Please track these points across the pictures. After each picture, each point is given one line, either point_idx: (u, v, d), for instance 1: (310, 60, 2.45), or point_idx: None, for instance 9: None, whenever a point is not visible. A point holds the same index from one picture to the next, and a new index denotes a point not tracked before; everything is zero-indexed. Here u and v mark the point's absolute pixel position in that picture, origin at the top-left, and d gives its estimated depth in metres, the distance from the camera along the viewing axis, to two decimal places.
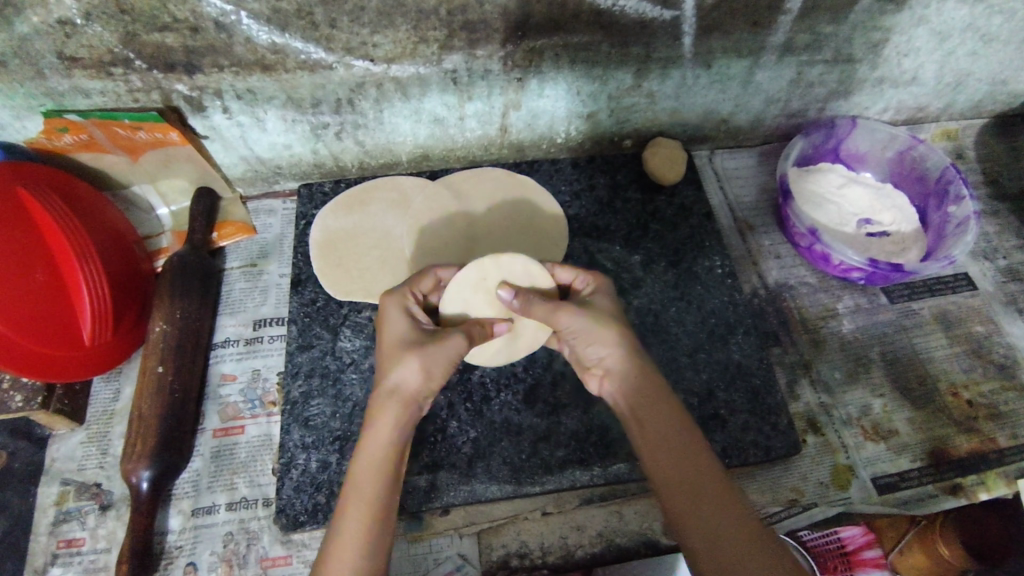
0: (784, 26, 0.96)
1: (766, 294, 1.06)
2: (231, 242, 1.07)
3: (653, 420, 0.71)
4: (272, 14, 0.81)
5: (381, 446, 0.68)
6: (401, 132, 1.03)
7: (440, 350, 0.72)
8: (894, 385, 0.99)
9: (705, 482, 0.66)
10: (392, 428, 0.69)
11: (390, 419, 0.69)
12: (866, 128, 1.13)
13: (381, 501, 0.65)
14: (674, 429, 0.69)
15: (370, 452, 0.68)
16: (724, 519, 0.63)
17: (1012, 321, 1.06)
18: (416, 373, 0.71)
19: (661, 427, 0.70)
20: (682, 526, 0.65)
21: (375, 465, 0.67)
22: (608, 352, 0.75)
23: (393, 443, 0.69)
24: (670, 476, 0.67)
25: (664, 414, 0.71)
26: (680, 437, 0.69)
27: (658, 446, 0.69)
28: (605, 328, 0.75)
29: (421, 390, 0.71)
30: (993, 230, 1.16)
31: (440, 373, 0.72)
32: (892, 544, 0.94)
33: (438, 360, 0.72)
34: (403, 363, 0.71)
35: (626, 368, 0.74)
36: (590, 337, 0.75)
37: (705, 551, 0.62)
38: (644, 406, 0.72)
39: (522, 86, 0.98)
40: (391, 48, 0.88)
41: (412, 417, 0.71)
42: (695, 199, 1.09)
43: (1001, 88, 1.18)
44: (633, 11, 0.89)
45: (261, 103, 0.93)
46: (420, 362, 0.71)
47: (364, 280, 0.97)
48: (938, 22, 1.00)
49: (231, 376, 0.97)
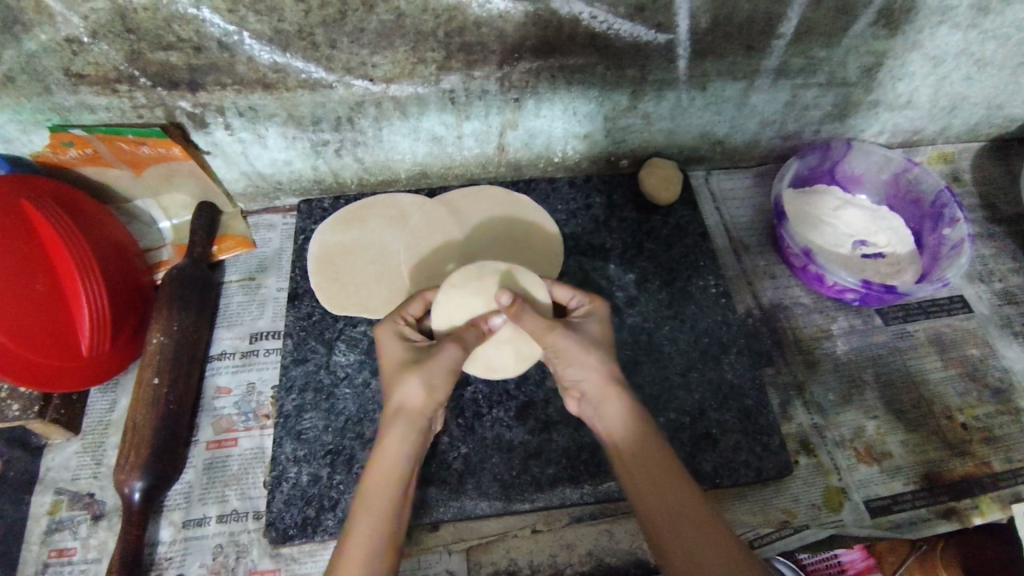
0: (778, 49, 0.98)
1: (760, 314, 1.06)
2: (231, 256, 1.07)
3: (636, 445, 0.73)
4: (274, 35, 0.84)
5: (386, 463, 0.72)
6: (400, 150, 1.05)
7: (437, 362, 0.76)
8: (888, 408, 0.98)
9: (685, 500, 0.68)
10: (397, 448, 0.72)
11: (395, 437, 0.73)
12: (862, 150, 1.14)
13: (384, 510, 0.68)
14: (655, 452, 0.72)
15: (380, 469, 0.71)
16: (706, 532, 0.65)
17: (1007, 344, 1.06)
18: (419, 390, 0.74)
19: (647, 455, 0.72)
20: (671, 554, 0.65)
21: (381, 478, 0.71)
22: (585, 372, 0.77)
23: (401, 460, 0.72)
24: (651, 499, 0.69)
25: (646, 436, 0.73)
26: (660, 456, 0.71)
27: (640, 466, 0.71)
28: (586, 351, 0.78)
29: (424, 408, 0.75)
30: (989, 252, 1.16)
31: (441, 389, 0.76)
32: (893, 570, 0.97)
33: (436, 374, 0.75)
34: (405, 381, 0.75)
35: (605, 393, 0.77)
36: (572, 357, 0.78)
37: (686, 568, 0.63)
38: (626, 427, 0.74)
39: (519, 106, 1.01)
40: (390, 68, 0.91)
41: (418, 435, 0.75)
42: (691, 219, 1.10)
43: (997, 112, 1.19)
44: (629, 35, 0.92)
45: (263, 120, 0.96)
46: (419, 377, 0.74)
47: (359, 295, 0.99)
48: (932, 47, 1.02)
49: (226, 389, 0.96)
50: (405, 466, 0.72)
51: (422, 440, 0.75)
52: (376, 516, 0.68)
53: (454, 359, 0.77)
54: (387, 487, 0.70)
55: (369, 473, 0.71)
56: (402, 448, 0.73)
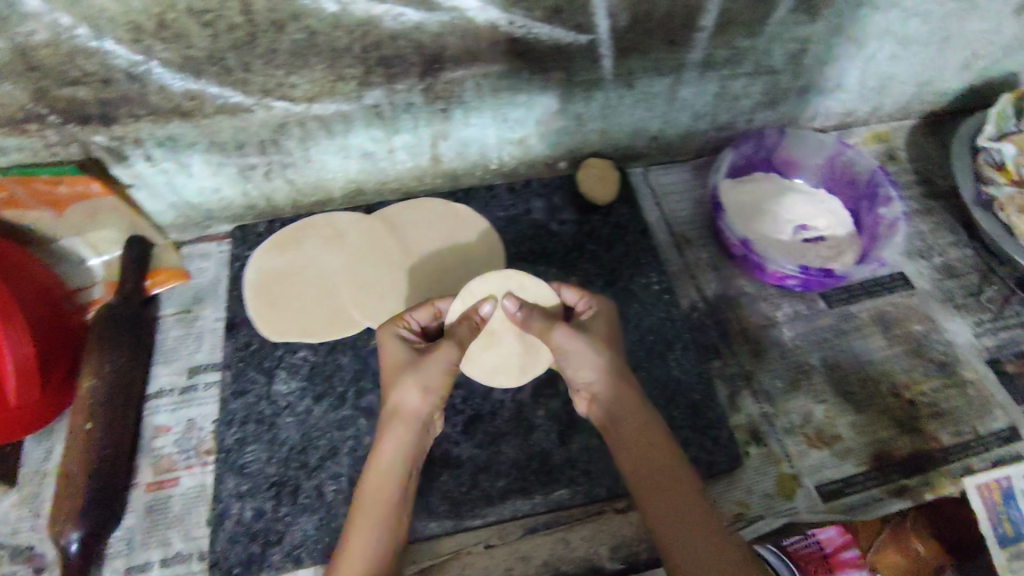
0: (701, 43, 0.98)
1: (706, 307, 1.06)
2: (165, 288, 1.04)
3: (637, 434, 0.77)
4: (184, 62, 0.82)
5: (383, 463, 0.76)
6: (331, 169, 1.03)
7: (430, 365, 0.78)
8: (836, 391, 0.99)
9: (680, 485, 0.73)
10: (393, 449, 0.77)
11: (392, 439, 0.77)
12: (796, 136, 1.15)
13: (383, 508, 0.73)
14: (654, 440, 0.77)
15: (379, 469, 0.76)
16: (697, 517, 0.70)
17: (949, 318, 1.07)
18: (414, 394, 0.78)
19: (648, 444, 0.76)
20: (661, 528, 0.71)
21: (379, 478, 0.75)
22: (596, 375, 0.80)
23: (396, 460, 0.77)
24: (649, 484, 0.74)
25: (646, 427, 0.78)
26: (659, 445, 0.76)
27: (640, 453, 0.76)
28: (596, 352, 0.79)
29: (419, 410, 0.79)
30: (927, 228, 1.17)
31: (435, 391, 0.79)
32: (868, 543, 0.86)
33: (431, 378, 0.78)
34: (401, 385, 0.78)
35: (616, 389, 0.80)
36: (581, 359, 0.79)
37: (678, 549, 0.68)
38: (629, 418, 0.79)
39: (447, 116, 1.00)
40: (309, 87, 0.89)
41: (414, 436, 0.79)
42: (630, 217, 1.11)
43: (926, 89, 1.21)
44: (550, 37, 0.91)
45: (185, 149, 0.93)
46: (415, 381, 0.77)
47: (299, 320, 0.97)
48: (854, 30, 1.02)
49: (165, 427, 0.93)
50: (402, 467, 0.77)
51: (419, 439, 0.80)
52: (374, 515, 0.73)
53: (451, 360, 0.79)
54: (385, 486, 0.75)
55: (369, 473, 0.76)
56: (399, 448, 0.77)
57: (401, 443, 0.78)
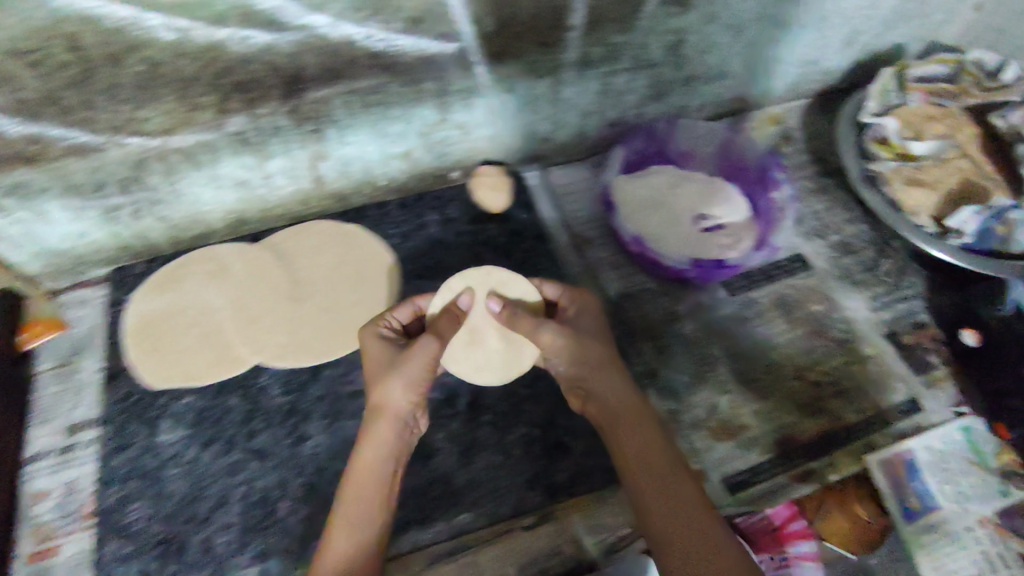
0: (574, 41, 0.96)
1: (609, 307, 1.05)
2: (36, 343, 0.97)
3: (622, 409, 0.77)
4: (16, 106, 0.76)
5: (366, 466, 0.75)
6: (206, 201, 0.98)
7: (412, 362, 0.77)
8: (739, 380, 0.99)
9: (664, 458, 0.72)
10: (376, 451, 0.76)
11: (376, 441, 0.76)
12: (686, 127, 1.15)
13: (366, 511, 0.73)
14: (638, 414, 0.76)
15: (361, 472, 0.75)
16: (679, 490, 0.69)
17: (848, 295, 1.08)
18: (397, 393, 0.77)
19: (632, 417, 0.76)
20: (644, 497, 0.70)
21: (363, 481, 0.74)
22: (586, 360, 0.81)
23: (380, 462, 0.76)
24: (632, 456, 0.73)
25: (633, 401, 0.78)
26: (644, 419, 0.76)
27: (624, 425, 0.76)
28: (584, 343, 0.82)
29: (402, 409, 0.78)
30: (822, 207, 1.19)
31: (417, 388, 0.78)
32: (814, 513, 0.94)
33: (413, 375, 0.77)
34: (384, 383, 0.77)
35: (606, 376, 0.80)
36: (571, 352, 0.81)
37: (660, 518, 0.68)
38: (614, 394, 0.78)
39: (321, 136, 0.95)
40: (164, 119, 0.84)
41: (398, 437, 0.78)
42: (527, 223, 1.10)
43: (811, 68, 1.22)
44: (414, 49, 0.88)
45: (37, 196, 0.86)
46: (398, 380, 0.77)
47: (182, 363, 0.93)
48: (728, 17, 1.02)
49: (45, 493, 0.86)
50: (385, 470, 0.76)
51: (402, 440, 0.79)
52: (357, 518, 0.72)
53: (431, 352, 0.78)
54: (369, 489, 0.74)
55: (352, 476, 0.75)
56: (382, 451, 0.76)
57: (386, 444, 0.77)
